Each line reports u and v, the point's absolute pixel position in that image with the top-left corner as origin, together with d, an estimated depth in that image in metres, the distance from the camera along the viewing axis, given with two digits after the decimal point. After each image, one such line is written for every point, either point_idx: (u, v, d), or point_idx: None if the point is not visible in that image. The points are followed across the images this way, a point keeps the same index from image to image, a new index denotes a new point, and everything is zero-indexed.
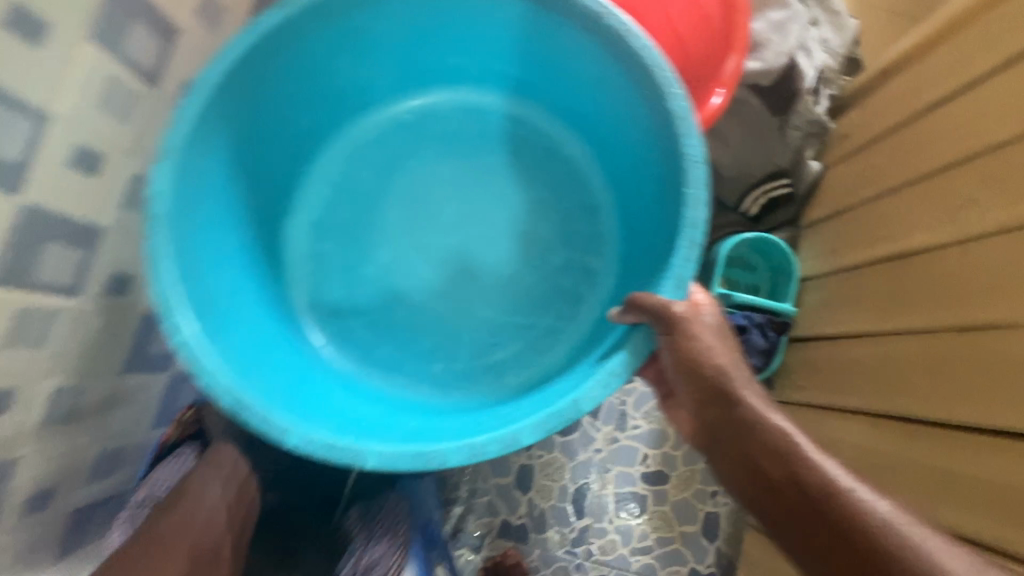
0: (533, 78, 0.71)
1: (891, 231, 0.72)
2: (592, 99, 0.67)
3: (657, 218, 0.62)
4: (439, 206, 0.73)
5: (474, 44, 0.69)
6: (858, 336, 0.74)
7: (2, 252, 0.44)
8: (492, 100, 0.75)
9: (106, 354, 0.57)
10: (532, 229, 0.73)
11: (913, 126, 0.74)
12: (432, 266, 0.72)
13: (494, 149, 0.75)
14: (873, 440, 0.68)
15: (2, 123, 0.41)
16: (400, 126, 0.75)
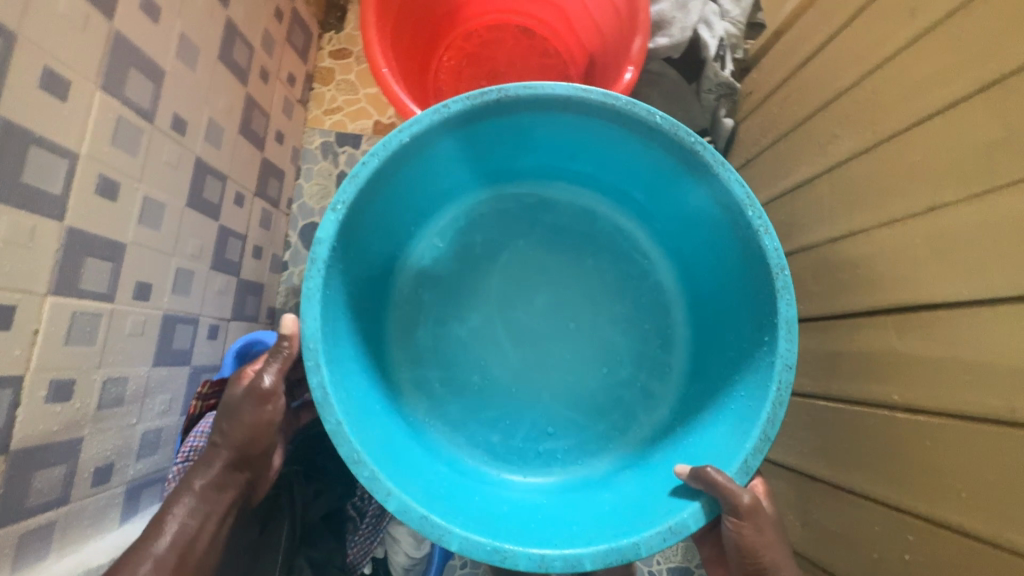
0: (652, 203, 0.77)
1: (789, 167, 0.85)
2: (698, 231, 0.73)
3: (734, 349, 0.69)
4: (534, 294, 0.79)
5: (611, 163, 0.74)
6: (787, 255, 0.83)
7: (56, 267, 0.55)
8: (582, 201, 0.81)
9: (140, 351, 0.69)
10: (609, 339, 0.78)
11: (795, 80, 0.88)
12: (515, 343, 0.78)
13: (580, 245, 0.81)
14: (817, 341, 0.74)
15: (46, 164, 0.53)
16: (518, 205, 0.81)
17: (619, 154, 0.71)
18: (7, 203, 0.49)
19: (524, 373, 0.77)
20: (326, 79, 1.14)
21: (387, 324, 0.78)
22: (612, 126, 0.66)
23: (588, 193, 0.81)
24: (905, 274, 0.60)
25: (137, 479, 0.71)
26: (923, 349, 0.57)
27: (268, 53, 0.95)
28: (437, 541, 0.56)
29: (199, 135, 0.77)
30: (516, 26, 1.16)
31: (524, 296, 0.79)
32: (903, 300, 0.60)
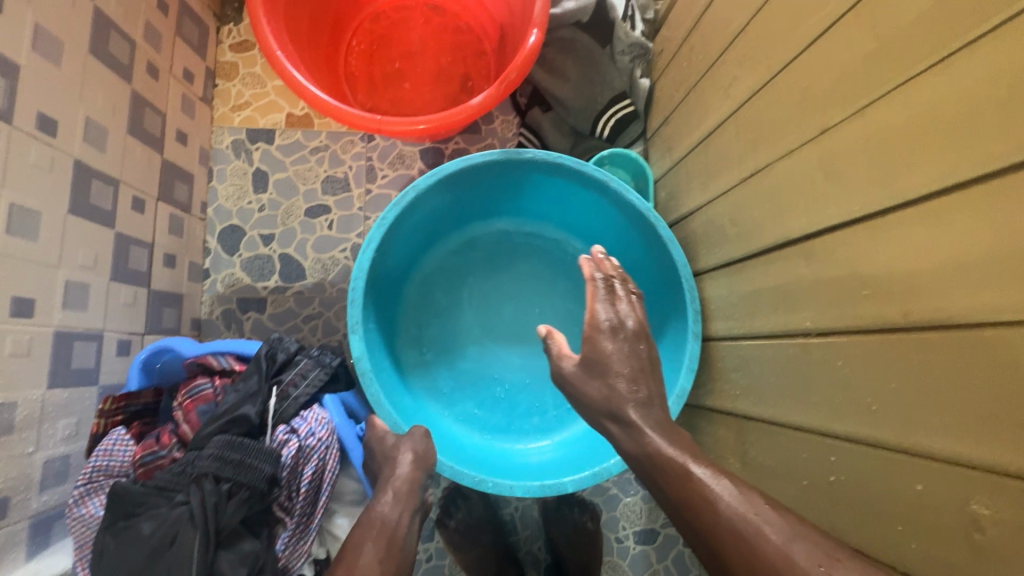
0: (564, 208, 0.96)
1: (700, 116, 0.86)
2: (601, 214, 0.92)
3: (659, 286, 0.90)
4: (498, 308, 0.98)
5: (512, 190, 0.93)
6: (711, 202, 0.82)
7: None
8: (506, 222, 1.00)
9: (28, 373, 0.63)
10: (569, 307, 0.98)
11: (698, 28, 0.88)
12: (505, 346, 0.98)
13: (524, 257, 1.00)
14: (750, 283, 0.72)
15: None
16: (465, 248, 1.00)
17: (512, 180, 0.90)
18: None
19: (522, 367, 0.97)
20: (230, 74, 1.08)
21: (412, 378, 0.95)
22: (498, 167, 0.86)
23: (509, 216, 0.99)
24: (814, 199, 0.59)
25: (41, 513, 0.65)
26: (846, 269, 0.55)
27: (155, 47, 0.89)
28: (559, 490, 0.78)
29: (75, 137, 0.71)
30: (424, 4, 1.12)
31: (495, 313, 0.98)
32: (816, 225, 0.59)
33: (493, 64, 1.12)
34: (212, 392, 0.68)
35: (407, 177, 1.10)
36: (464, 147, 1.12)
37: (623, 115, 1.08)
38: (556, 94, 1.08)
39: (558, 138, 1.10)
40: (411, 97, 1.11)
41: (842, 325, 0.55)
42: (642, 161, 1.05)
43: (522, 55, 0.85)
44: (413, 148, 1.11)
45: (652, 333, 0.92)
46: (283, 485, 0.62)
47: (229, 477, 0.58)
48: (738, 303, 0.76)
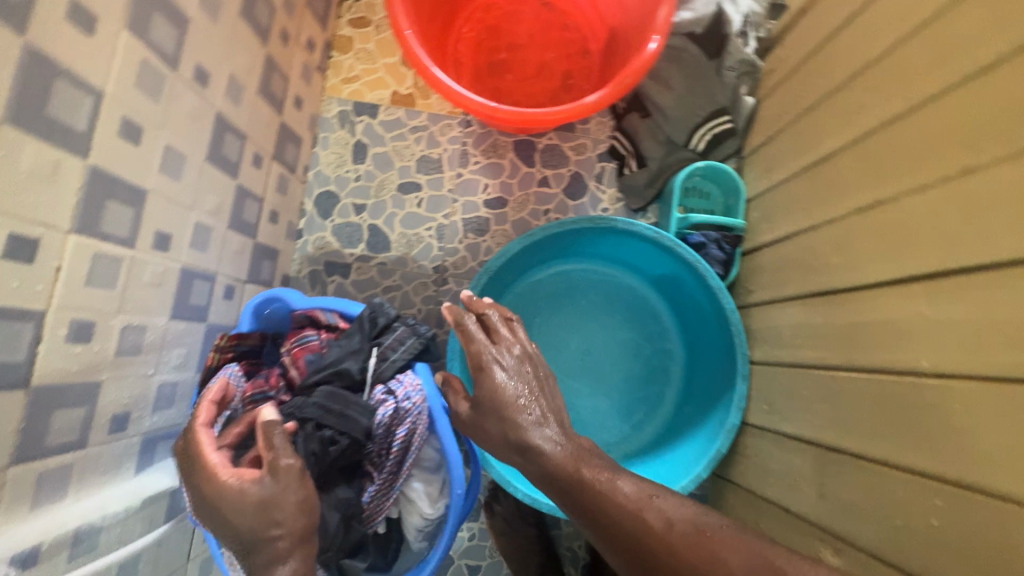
0: (627, 256, 1.07)
1: (812, 141, 0.85)
2: (664, 262, 1.03)
3: (714, 330, 1.00)
4: (565, 341, 1.09)
5: (585, 240, 1.04)
6: (814, 227, 0.81)
7: (76, 204, 0.53)
8: (575, 265, 1.10)
9: (158, 301, 0.68)
10: (624, 337, 1.10)
11: (822, 52, 0.87)
12: (570, 375, 1.08)
13: (588, 294, 1.10)
14: (851, 313, 0.70)
15: (72, 98, 0.51)
16: (539, 288, 1.09)
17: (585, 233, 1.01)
18: (29, 132, 0.47)
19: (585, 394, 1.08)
20: (344, 48, 1.13)
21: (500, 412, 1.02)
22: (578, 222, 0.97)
23: (577, 259, 1.09)
24: (950, 238, 0.57)
25: (151, 430, 0.70)
26: (983, 315, 0.53)
27: (289, 14, 0.94)
28: None
29: (220, 90, 0.76)
30: (537, 1, 1.14)
31: (562, 347, 1.09)
32: (947, 264, 0.57)
33: (597, 68, 1.13)
34: (317, 344, 0.76)
35: (498, 166, 1.12)
36: (556, 143, 1.14)
37: (719, 132, 1.08)
38: (656, 102, 1.08)
39: (652, 146, 1.10)
40: (511, 89, 1.14)
41: (972, 370, 0.53)
42: (735, 176, 1.06)
43: (640, 59, 0.85)
44: (507, 139, 1.13)
45: (709, 370, 1.02)
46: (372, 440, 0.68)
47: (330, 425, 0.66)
48: (831, 332, 0.74)
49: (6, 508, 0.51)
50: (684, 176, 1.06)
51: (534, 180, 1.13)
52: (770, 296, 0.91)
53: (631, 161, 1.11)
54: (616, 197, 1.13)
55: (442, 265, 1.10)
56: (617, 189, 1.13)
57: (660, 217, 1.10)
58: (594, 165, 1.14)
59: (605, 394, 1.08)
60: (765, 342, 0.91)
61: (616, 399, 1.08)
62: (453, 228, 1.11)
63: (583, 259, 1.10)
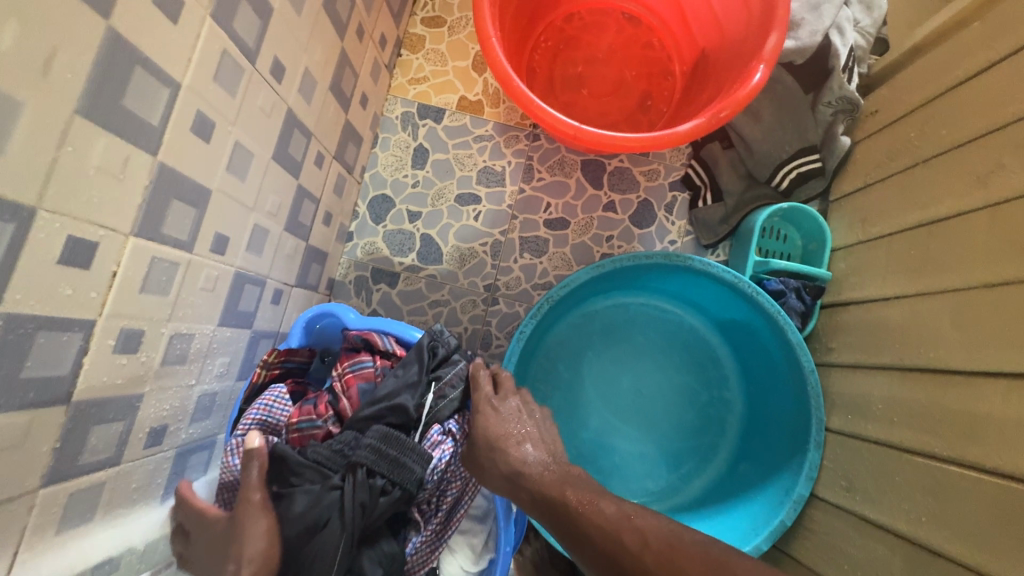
0: (694, 294, 0.99)
1: (927, 197, 0.76)
2: (735, 307, 0.95)
3: (784, 386, 0.92)
4: (616, 378, 1.02)
5: (652, 275, 0.96)
6: (925, 294, 0.73)
7: (140, 205, 0.49)
8: (636, 298, 1.02)
9: (208, 308, 0.63)
10: (680, 380, 1.02)
11: (946, 100, 0.78)
12: (618, 415, 1.01)
13: (645, 331, 1.03)
14: (974, 402, 0.62)
15: (149, 90, 0.46)
16: (594, 319, 1.02)
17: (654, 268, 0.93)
18: (103, 126, 0.43)
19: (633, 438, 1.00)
20: (415, 47, 1.08)
21: None
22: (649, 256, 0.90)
23: (637, 292, 1.02)
24: None
25: (185, 443, 0.65)
26: None
27: (367, 9, 0.89)
28: None
29: (294, 85, 0.71)
30: (621, 14, 1.07)
31: (612, 383, 1.01)
32: None
33: (678, 91, 1.06)
34: (371, 372, 0.74)
35: (562, 185, 1.06)
36: (627, 167, 1.07)
37: (807, 170, 0.99)
38: (742, 133, 1.00)
39: (732, 180, 1.02)
40: (585, 105, 1.07)
41: None
42: (820, 221, 0.97)
43: (742, 90, 0.78)
44: (576, 157, 1.07)
45: (774, 428, 0.94)
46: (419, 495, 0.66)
47: (383, 472, 0.64)
48: (944, 417, 0.65)
49: (32, 531, 0.46)
50: (765, 216, 0.97)
51: (599, 203, 1.06)
52: (856, 362, 0.83)
53: (707, 194, 1.04)
54: (686, 230, 1.06)
55: (494, 284, 1.04)
56: (688, 221, 1.06)
57: (733, 257, 1.02)
58: (665, 193, 1.06)
59: (652, 439, 1.00)
60: (848, 412, 0.82)
61: (665, 446, 1.00)
62: (509, 246, 1.05)
63: (644, 292, 1.02)
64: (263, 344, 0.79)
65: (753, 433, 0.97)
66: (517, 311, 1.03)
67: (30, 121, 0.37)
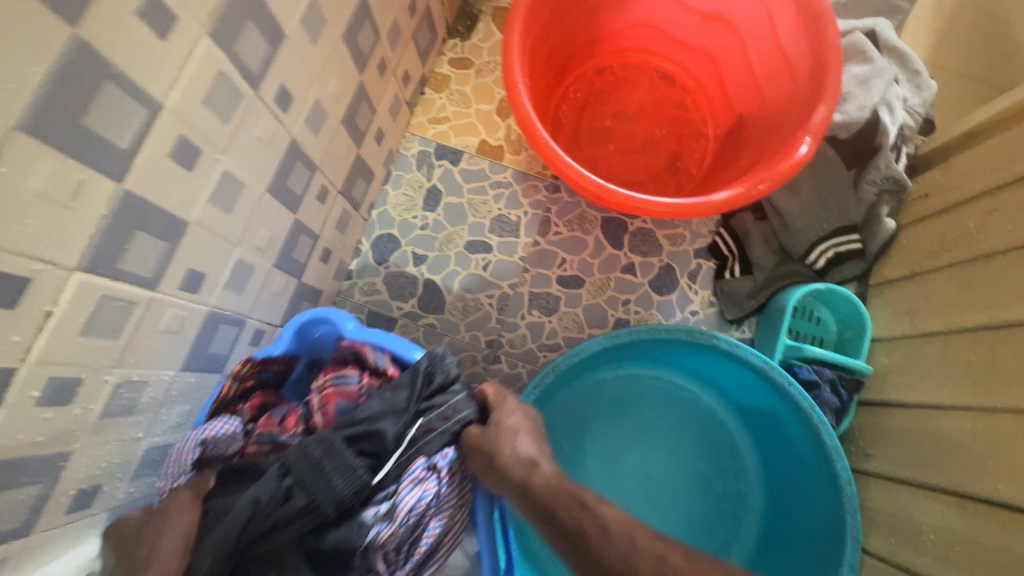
0: (714, 372, 0.90)
1: (991, 298, 0.69)
2: (760, 392, 0.86)
3: (813, 491, 0.81)
4: (621, 457, 0.91)
5: (670, 348, 0.88)
6: (989, 410, 0.64)
7: (93, 238, 0.42)
8: (650, 370, 0.93)
9: (168, 351, 0.56)
10: (693, 467, 0.91)
11: (1011, 191, 0.71)
12: (622, 500, 0.90)
13: (657, 407, 0.93)
14: None
15: (120, 109, 0.41)
16: (602, 389, 0.92)
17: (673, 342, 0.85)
18: (54, 147, 0.37)
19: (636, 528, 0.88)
20: (439, 86, 1.04)
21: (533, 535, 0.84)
22: (668, 329, 0.82)
23: (652, 364, 0.93)
24: None
25: (121, 504, 0.57)
26: None
27: (392, 44, 0.85)
28: None
29: (301, 116, 0.66)
30: (655, 71, 1.03)
31: (617, 462, 0.91)
32: None
33: (711, 154, 1.00)
34: (354, 390, 0.67)
35: (580, 242, 0.99)
36: (650, 228, 1.00)
37: (844, 251, 0.91)
38: (777, 205, 0.93)
39: (763, 253, 0.95)
40: (611, 160, 1.02)
41: None
42: (861, 306, 0.87)
43: (785, 163, 0.72)
44: (597, 213, 1.00)
45: (800, 538, 0.82)
46: (379, 549, 0.57)
47: (297, 475, 0.56)
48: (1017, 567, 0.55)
49: None
50: (798, 297, 0.88)
51: (618, 264, 0.99)
52: (901, 475, 0.73)
53: (734, 265, 0.96)
54: (709, 300, 0.98)
55: (497, 339, 0.96)
56: (712, 291, 0.98)
57: (760, 336, 0.93)
58: (689, 260, 0.99)
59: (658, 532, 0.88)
60: (891, 534, 0.72)
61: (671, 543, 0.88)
62: (517, 300, 0.97)
63: (659, 366, 0.93)
64: None
65: (774, 540, 0.86)
66: (519, 372, 0.95)
67: None
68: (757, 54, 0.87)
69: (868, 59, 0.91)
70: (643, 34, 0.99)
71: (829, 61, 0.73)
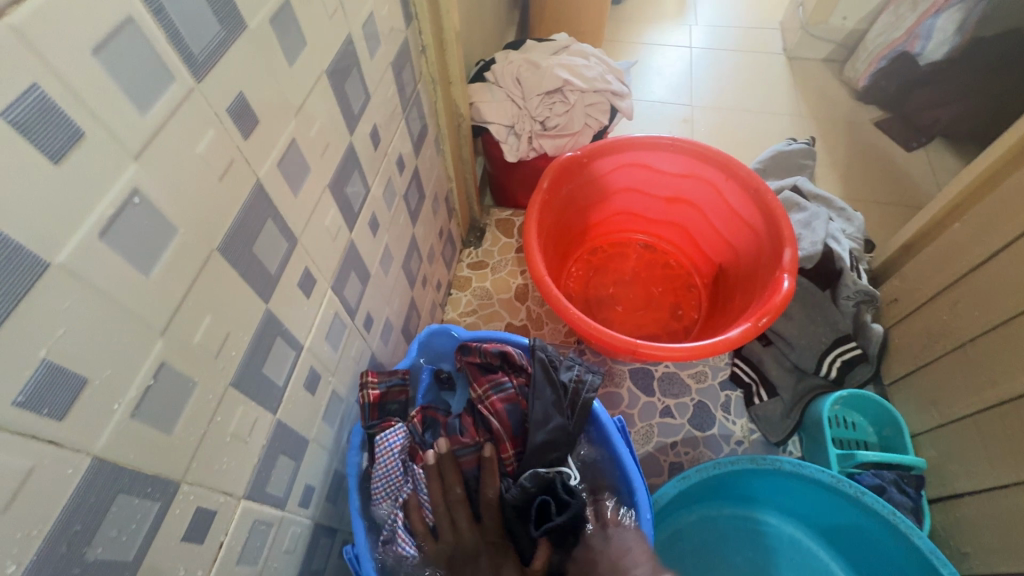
0: (784, 501, 0.90)
1: (993, 374, 0.80)
2: (835, 512, 0.86)
3: None
4: None
5: (735, 481, 0.89)
6: None
7: (253, 470, 0.49)
8: (721, 509, 0.92)
9: (287, 574, 0.58)
10: None
11: (962, 285, 0.88)
12: None
13: (739, 550, 0.90)
14: None
15: (281, 356, 0.52)
16: (679, 541, 0.90)
17: (736, 475, 0.88)
18: (246, 393, 0.47)
19: None
20: (463, 286, 1.23)
21: None
22: (728, 462, 0.86)
23: (720, 503, 0.92)
24: None
25: None
26: None
27: (429, 262, 1.05)
28: None
29: (377, 333, 0.79)
30: (638, 243, 1.25)
31: None
32: None
33: (705, 299, 1.17)
34: (512, 390, 0.75)
35: (615, 394, 1.07)
36: (674, 371, 1.10)
37: (850, 357, 1.02)
38: (778, 330, 1.06)
39: (781, 373, 1.04)
40: (622, 319, 1.17)
41: None
42: (885, 403, 0.95)
43: (776, 297, 0.87)
44: (623, 366, 1.11)
45: None
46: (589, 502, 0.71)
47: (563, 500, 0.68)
48: None
49: None
50: (827, 407, 0.95)
51: (655, 410, 1.06)
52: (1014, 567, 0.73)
53: (760, 389, 1.04)
54: (749, 427, 1.04)
55: None
56: (749, 418, 1.04)
57: (810, 450, 0.98)
58: (718, 393, 1.07)
59: None
60: None
61: None
62: None
63: (742, 503, 0.92)
64: None
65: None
66: None
67: (196, 401, 0.40)
68: (717, 219, 1.10)
69: (803, 207, 1.14)
70: (621, 219, 1.22)
71: (779, 217, 0.94)
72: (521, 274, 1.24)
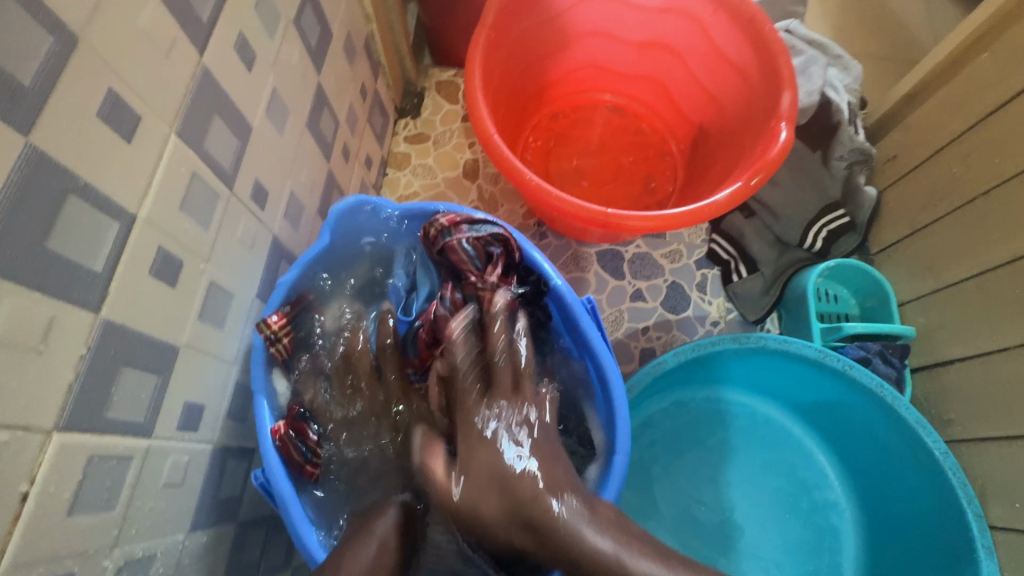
0: (759, 379, 0.84)
1: (1003, 230, 0.71)
2: (814, 386, 0.80)
3: (903, 472, 0.76)
4: (698, 497, 0.81)
5: (712, 363, 0.81)
6: None
7: (67, 394, 0.34)
8: (693, 393, 0.85)
9: (177, 510, 0.46)
10: (771, 485, 0.82)
11: (978, 132, 0.76)
12: (708, 550, 0.78)
13: (711, 431, 0.85)
14: None
15: (88, 227, 0.34)
16: (649, 427, 0.83)
17: (714, 356, 0.80)
18: (16, 282, 0.30)
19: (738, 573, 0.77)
20: (401, 164, 1.03)
21: None
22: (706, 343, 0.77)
23: (693, 386, 0.85)
24: None
25: None
26: None
27: (351, 129, 0.84)
28: None
29: (278, 211, 0.61)
30: (605, 105, 1.06)
31: (695, 505, 0.81)
32: None
33: (681, 169, 1.02)
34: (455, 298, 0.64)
35: (582, 281, 0.95)
36: (647, 251, 0.98)
37: (837, 226, 0.91)
38: (764, 200, 0.93)
39: (763, 248, 0.94)
40: (590, 196, 1.02)
41: None
42: (875, 272, 0.86)
43: (772, 151, 0.73)
44: (590, 249, 0.97)
45: (910, 524, 0.75)
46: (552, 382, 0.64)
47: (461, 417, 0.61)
48: None
49: None
50: (812, 279, 0.86)
51: (626, 294, 0.95)
52: (1001, 430, 0.70)
53: (740, 266, 0.94)
54: (726, 307, 0.95)
55: None
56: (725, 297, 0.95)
57: (789, 328, 0.91)
58: (694, 272, 0.96)
59: (761, 567, 0.78)
60: (1012, 499, 0.68)
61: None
62: None
63: (730, 386, 0.86)
64: (252, 541, 0.57)
65: (882, 544, 0.78)
66: None
67: None
68: (700, 67, 0.91)
69: (798, 52, 0.97)
70: (586, 75, 1.02)
71: (776, 53, 0.77)
72: (469, 148, 1.05)
